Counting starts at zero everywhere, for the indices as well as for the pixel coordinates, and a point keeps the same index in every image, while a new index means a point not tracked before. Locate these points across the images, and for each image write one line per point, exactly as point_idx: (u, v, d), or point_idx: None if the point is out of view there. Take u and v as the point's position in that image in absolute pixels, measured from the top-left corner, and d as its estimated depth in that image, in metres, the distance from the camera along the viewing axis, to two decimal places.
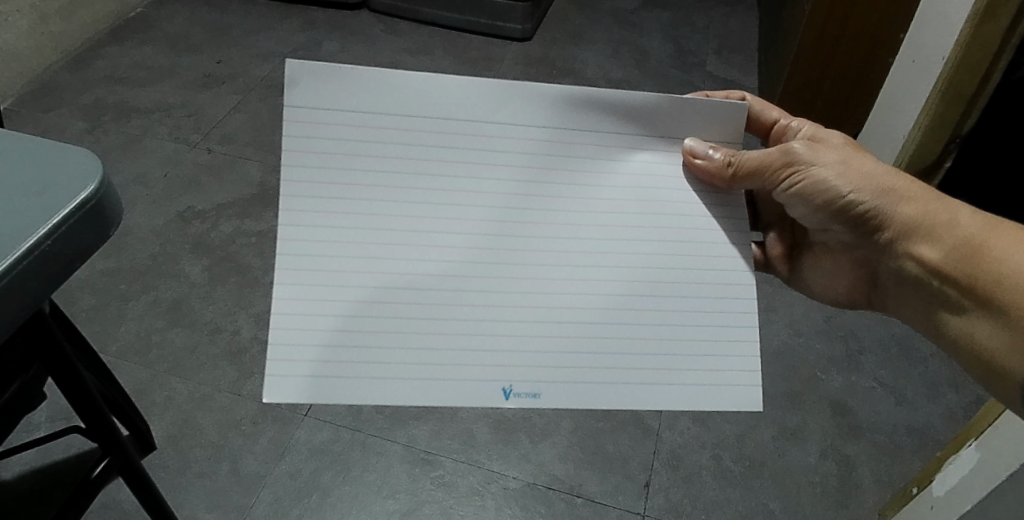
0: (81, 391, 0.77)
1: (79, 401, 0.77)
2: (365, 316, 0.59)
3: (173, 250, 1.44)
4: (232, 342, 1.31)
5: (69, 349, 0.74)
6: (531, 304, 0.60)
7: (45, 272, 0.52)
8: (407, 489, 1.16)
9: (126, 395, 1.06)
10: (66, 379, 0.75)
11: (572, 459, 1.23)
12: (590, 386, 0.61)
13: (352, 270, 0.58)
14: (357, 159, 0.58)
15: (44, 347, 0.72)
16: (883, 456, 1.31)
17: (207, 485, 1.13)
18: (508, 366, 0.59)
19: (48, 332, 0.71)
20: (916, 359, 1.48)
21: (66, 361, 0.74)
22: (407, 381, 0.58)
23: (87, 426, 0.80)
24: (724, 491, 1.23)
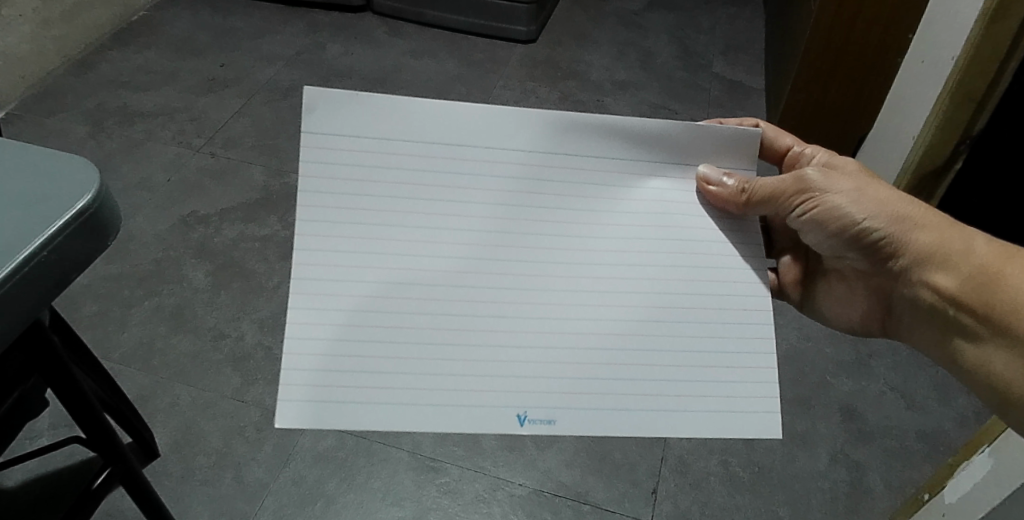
0: (81, 399, 0.76)
1: (79, 409, 0.76)
2: (368, 342, 0.57)
3: (176, 255, 1.44)
4: (236, 348, 1.30)
5: (67, 359, 0.73)
6: (540, 331, 0.59)
7: (41, 284, 0.51)
8: (412, 496, 1.15)
9: (129, 402, 1.05)
10: (65, 388, 0.74)
11: (578, 466, 1.21)
12: (605, 412, 0.59)
13: (360, 295, 0.57)
14: (371, 185, 0.57)
15: (42, 357, 0.71)
16: (894, 461, 1.29)
17: (211, 493, 1.12)
18: (517, 391, 0.58)
19: (44, 341, 0.70)
20: (928, 363, 1.46)
21: (64, 370, 0.73)
22: (421, 404, 0.57)
23: (87, 436, 0.79)
24: (732, 498, 1.22)
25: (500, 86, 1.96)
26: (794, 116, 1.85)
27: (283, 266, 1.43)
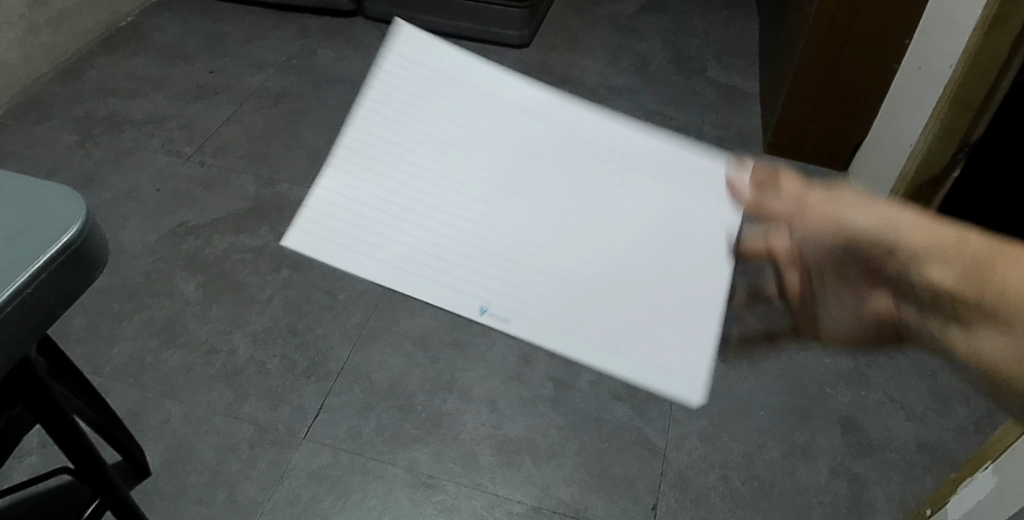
0: (67, 430, 0.73)
1: (65, 439, 0.73)
2: (414, 200, 0.44)
3: (167, 267, 1.41)
4: (228, 363, 1.27)
5: (52, 389, 0.70)
6: (622, 215, 0.46)
7: (28, 320, 0.50)
8: (409, 513, 1.13)
9: (121, 425, 1.03)
10: (50, 418, 0.72)
11: (577, 481, 1.20)
12: (696, 311, 0.43)
13: (412, 158, 0.46)
14: (451, 61, 0.49)
15: (25, 389, 0.68)
16: (895, 474, 1.29)
17: (203, 512, 1.10)
18: (584, 275, 0.44)
19: (28, 373, 0.67)
20: (927, 374, 1.45)
21: (49, 401, 0.70)
22: (465, 274, 0.42)
23: (75, 465, 0.77)
24: (733, 513, 1.20)
25: None
26: (789, 124, 1.84)
27: (275, 277, 1.41)
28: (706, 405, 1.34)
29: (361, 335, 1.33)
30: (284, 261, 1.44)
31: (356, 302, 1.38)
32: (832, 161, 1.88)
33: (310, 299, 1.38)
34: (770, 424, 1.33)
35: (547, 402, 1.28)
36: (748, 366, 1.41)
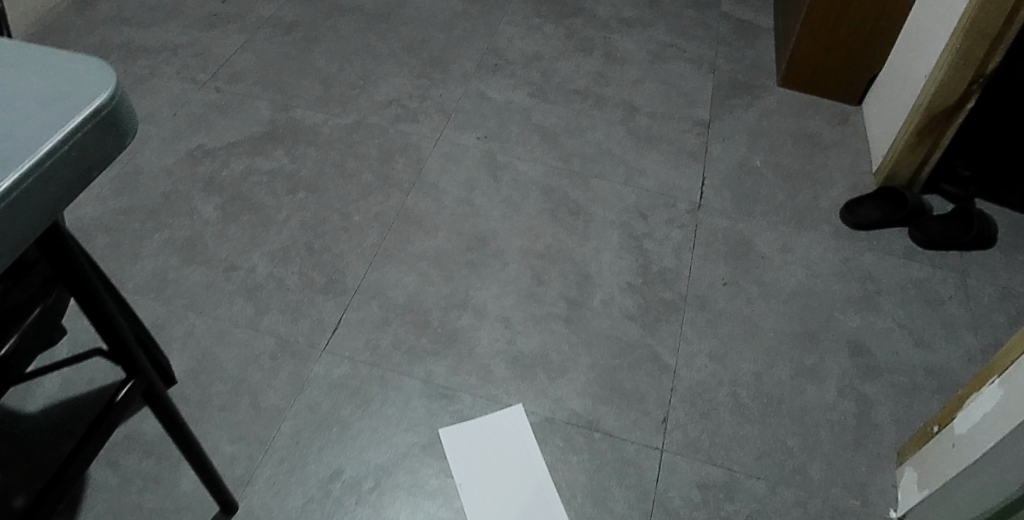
0: (98, 311, 0.75)
1: (96, 321, 0.76)
2: None
3: (184, 189, 1.42)
4: (248, 279, 1.30)
5: (86, 270, 0.72)
6: None
7: (64, 176, 0.54)
8: (426, 422, 1.16)
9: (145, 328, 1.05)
10: (84, 300, 0.74)
11: (590, 394, 1.23)
12: None
13: None
14: None
15: (60, 268, 0.70)
16: (902, 396, 1.31)
17: (229, 418, 1.14)
18: None
19: (62, 251, 0.69)
20: (936, 302, 1.47)
21: (83, 283, 0.72)
22: None
23: (108, 347, 0.79)
24: (741, 427, 1.24)
25: (506, 21, 1.93)
26: (803, 57, 1.82)
27: (292, 199, 1.42)
28: (716, 326, 1.36)
29: (377, 254, 1.35)
30: (300, 184, 1.45)
31: (371, 223, 1.40)
32: (845, 97, 1.86)
33: (326, 220, 1.39)
34: (779, 345, 1.36)
35: (559, 320, 1.31)
36: (759, 290, 1.43)
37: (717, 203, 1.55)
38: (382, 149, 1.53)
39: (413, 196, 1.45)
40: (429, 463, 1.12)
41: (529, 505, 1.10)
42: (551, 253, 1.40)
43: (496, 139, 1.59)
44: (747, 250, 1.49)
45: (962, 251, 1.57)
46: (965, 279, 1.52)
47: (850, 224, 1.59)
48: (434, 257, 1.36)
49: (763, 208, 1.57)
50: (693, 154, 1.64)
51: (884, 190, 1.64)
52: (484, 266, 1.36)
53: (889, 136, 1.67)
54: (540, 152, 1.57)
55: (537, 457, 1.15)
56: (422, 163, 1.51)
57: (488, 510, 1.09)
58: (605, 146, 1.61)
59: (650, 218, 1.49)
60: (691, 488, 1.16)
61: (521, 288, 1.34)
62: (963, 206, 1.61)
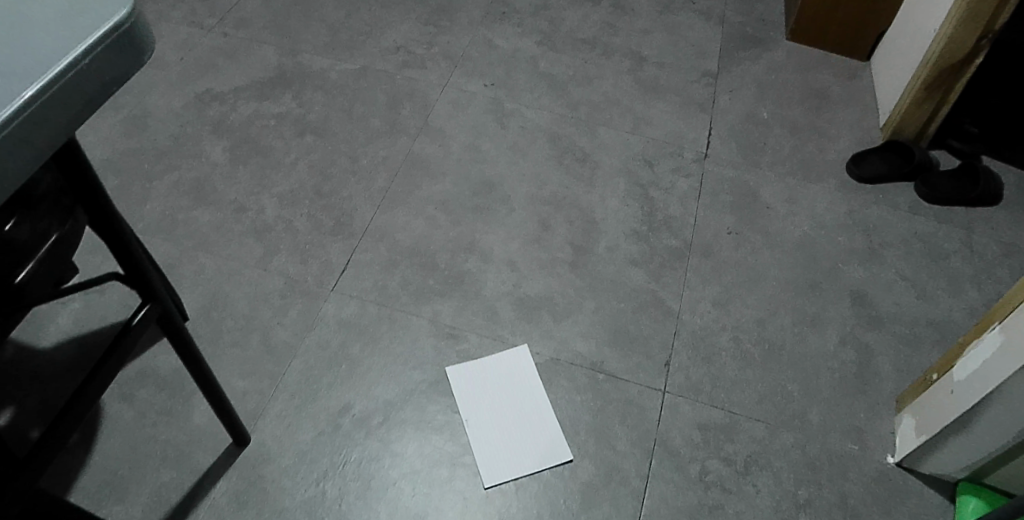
0: (114, 234, 0.76)
1: (112, 244, 0.77)
2: None
3: (193, 131, 1.43)
4: (257, 220, 1.31)
5: (104, 192, 0.74)
6: None
7: (83, 91, 0.54)
8: (434, 361, 1.18)
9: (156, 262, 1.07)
10: (100, 222, 0.75)
11: (595, 337, 1.25)
12: None
13: None
14: None
15: (78, 189, 0.71)
16: (903, 346, 1.33)
17: (241, 354, 1.16)
18: None
19: (80, 171, 0.70)
20: (939, 256, 1.48)
21: (100, 204, 0.73)
22: None
23: (123, 271, 0.80)
24: (743, 371, 1.26)
25: None
26: (813, 10, 1.78)
27: (300, 143, 1.43)
28: (720, 273, 1.37)
29: (385, 197, 1.36)
30: (308, 128, 1.45)
31: (379, 167, 1.40)
32: (854, 53, 1.83)
33: (334, 164, 1.40)
34: (782, 294, 1.37)
35: (565, 265, 1.32)
36: (764, 239, 1.44)
37: (723, 154, 1.55)
38: (389, 94, 1.53)
39: (421, 141, 1.46)
40: (437, 399, 1.15)
41: (533, 442, 1.13)
42: (558, 199, 1.40)
43: (504, 86, 1.58)
44: (753, 200, 1.49)
45: (968, 208, 1.56)
46: (969, 234, 1.52)
47: (855, 177, 1.58)
48: (441, 201, 1.37)
49: (770, 159, 1.57)
50: (701, 104, 1.64)
51: (891, 145, 1.63)
52: (490, 211, 1.37)
53: (897, 91, 1.65)
54: (547, 100, 1.57)
55: (542, 396, 1.17)
56: (430, 109, 1.51)
57: (493, 446, 1.12)
58: (613, 95, 1.61)
59: (656, 167, 1.49)
60: (692, 429, 1.18)
61: (527, 233, 1.35)
62: (970, 163, 1.60)
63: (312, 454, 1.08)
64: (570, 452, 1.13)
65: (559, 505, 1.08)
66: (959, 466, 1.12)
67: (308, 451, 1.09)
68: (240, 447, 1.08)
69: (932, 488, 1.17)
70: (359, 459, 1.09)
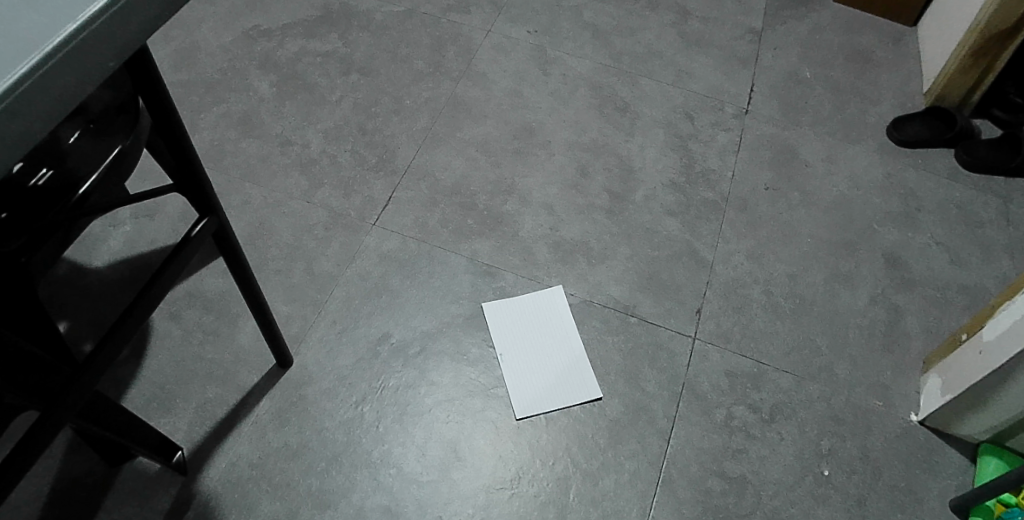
0: (181, 151, 0.79)
1: (178, 159, 0.80)
2: None
3: (241, 66, 1.45)
4: (302, 154, 1.34)
5: (174, 108, 0.76)
6: None
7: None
8: (471, 297, 1.22)
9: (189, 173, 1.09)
10: (169, 139, 0.77)
11: (628, 282, 1.27)
12: None
13: None
14: None
15: (151, 105, 0.73)
16: (933, 309, 1.32)
17: (284, 281, 1.20)
18: None
19: (153, 86, 0.72)
20: (974, 224, 1.44)
21: (171, 122, 0.76)
22: None
23: (185, 183, 0.83)
24: (773, 323, 1.27)
25: None
26: None
27: (345, 81, 1.45)
28: (755, 227, 1.37)
29: (426, 138, 1.38)
30: (353, 66, 1.47)
31: (421, 108, 1.42)
32: (901, 17, 1.77)
33: (378, 103, 1.42)
34: (816, 251, 1.37)
35: (602, 211, 1.34)
36: (801, 196, 1.43)
37: (764, 110, 1.55)
38: (433, 37, 1.54)
39: (463, 83, 1.47)
40: (472, 333, 1.19)
41: (564, 377, 1.16)
42: (598, 147, 1.42)
43: (547, 34, 1.58)
44: (791, 157, 1.48)
45: (1006, 178, 1.51)
46: (1007, 205, 1.47)
47: (895, 141, 1.54)
48: (481, 143, 1.39)
49: (811, 118, 1.56)
50: (744, 60, 1.63)
51: (932, 111, 1.58)
52: (530, 156, 1.39)
53: (942, 57, 1.60)
54: (591, 49, 1.57)
55: (574, 334, 1.20)
56: (473, 53, 1.52)
57: (525, 380, 1.15)
58: (656, 47, 1.61)
59: (697, 120, 1.50)
60: (720, 376, 1.20)
61: (565, 179, 1.37)
62: (1011, 132, 1.55)
63: (352, 378, 1.13)
64: (600, 390, 1.16)
65: (587, 439, 1.11)
66: (984, 426, 1.12)
67: (347, 375, 1.13)
68: (283, 369, 1.13)
69: (953, 448, 1.17)
70: (396, 385, 1.13)
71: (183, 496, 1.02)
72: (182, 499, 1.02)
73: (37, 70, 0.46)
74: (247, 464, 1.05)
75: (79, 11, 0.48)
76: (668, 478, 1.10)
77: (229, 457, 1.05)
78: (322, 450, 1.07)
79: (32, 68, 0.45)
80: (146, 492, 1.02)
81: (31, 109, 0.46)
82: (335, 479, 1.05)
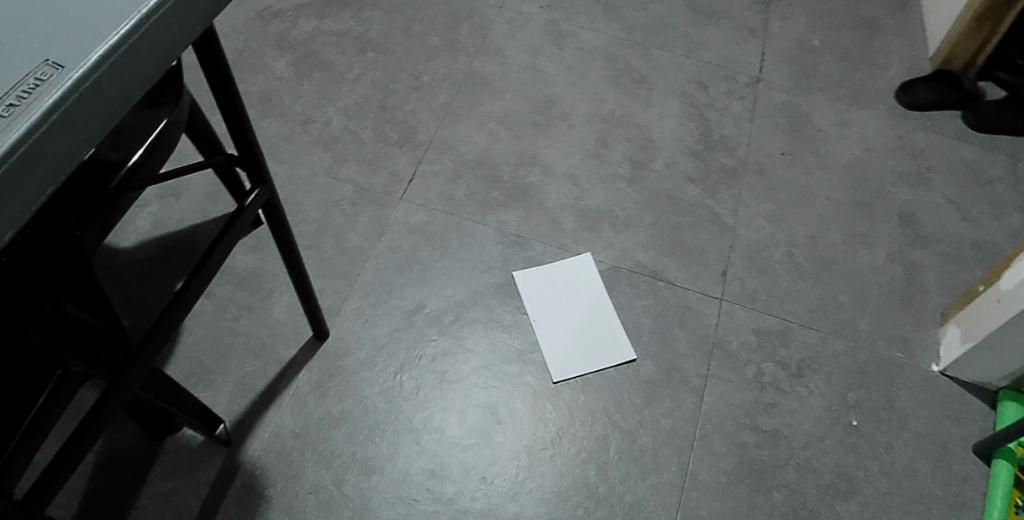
0: (237, 121, 0.80)
1: (234, 130, 0.81)
2: None
3: (256, 47, 1.45)
4: (324, 131, 1.35)
5: (232, 78, 0.77)
6: None
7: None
8: (501, 265, 1.24)
9: (214, 137, 1.11)
10: (227, 111, 0.79)
11: (653, 248, 1.28)
12: None
13: None
14: None
15: (213, 77, 0.74)
16: (949, 265, 1.34)
17: (315, 256, 1.21)
18: None
19: (215, 59, 0.73)
20: (984, 182, 1.47)
21: (230, 92, 0.77)
22: None
23: (239, 154, 0.84)
24: (796, 283, 1.29)
25: None
26: None
27: (362, 59, 1.45)
28: (773, 191, 1.39)
29: (447, 113, 1.39)
30: (368, 45, 1.48)
31: (440, 83, 1.43)
32: None
33: (396, 80, 1.43)
34: (833, 213, 1.39)
35: (624, 180, 1.35)
36: (816, 160, 1.45)
37: (775, 78, 1.57)
38: (446, 14, 1.55)
39: (479, 59, 1.48)
40: (505, 301, 1.20)
41: (597, 341, 1.18)
42: (616, 118, 1.43)
43: (558, 8, 1.60)
44: (804, 123, 1.51)
45: (1012, 137, 1.54)
46: (1016, 163, 1.50)
47: (904, 105, 1.57)
48: (502, 117, 1.40)
49: (821, 84, 1.58)
50: (753, 30, 1.65)
51: (939, 74, 1.60)
52: (550, 127, 1.40)
53: (947, 20, 1.63)
54: (602, 22, 1.59)
55: (605, 299, 1.22)
56: (488, 29, 1.53)
57: (560, 344, 1.17)
58: (666, 19, 1.62)
59: (710, 89, 1.52)
60: (749, 334, 1.22)
61: (586, 149, 1.38)
62: (1017, 91, 1.57)
63: (389, 348, 1.14)
64: (634, 351, 1.18)
65: (623, 399, 1.13)
66: (1002, 373, 1.15)
67: (384, 345, 1.14)
68: (319, 340, 1.14)
69: (976, 397, 1.20)
70: (433, 354, 1.15)
71: (229, 467, 1.03)
72: (228, 470, 1.03)
73: (135, 32, 0.49)
74: (290, 434, 1.06)
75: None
76: (703, 434, 1.12)
77: (273, 427, 1.07)
78: (364, 418, 1.09)
79: (130, 30, 0.49)
80: (193, 464, 1.03)
81: (130, 68, 0.50)
82: (378, 446, 1.07)
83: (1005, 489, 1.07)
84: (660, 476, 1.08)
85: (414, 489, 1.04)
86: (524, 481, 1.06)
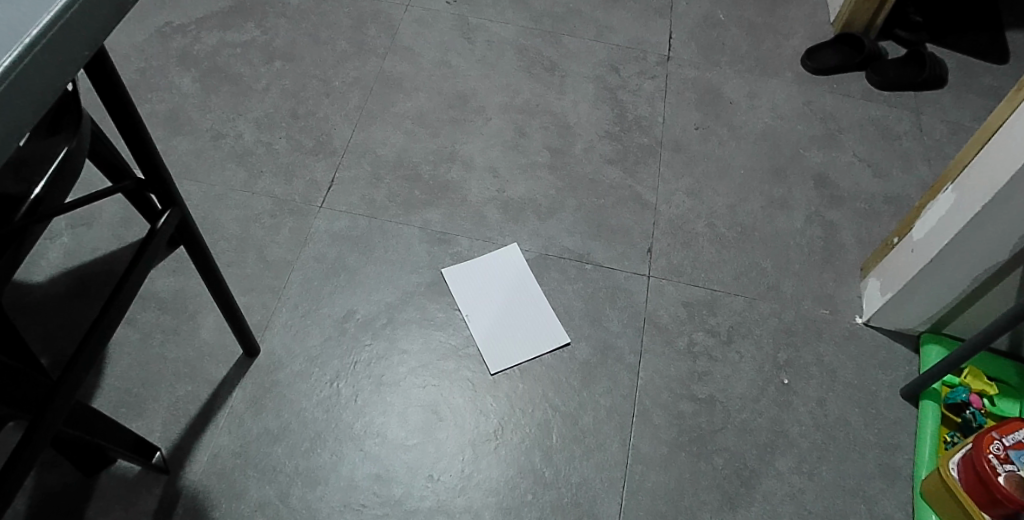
0: (140, 143, 0.78)
1: (138, 153, 0.79)
2: None
3: (158, 64, 1.42)
4: (237, 146, 1.33)
5: (130, 101, 0.75)
6: None
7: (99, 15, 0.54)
8: (429, 264, 1.24)
9: (123, 161, 1.08)
10: (130, 135, 0.77)
11: (579, 232, 1.30)
12: None
13: None
14: None
15: (110, 102, 0.73)
16: (863, 221, 1.40)
17: (239, 273, 1.19)
18: None
19: (112, 84, 0.72)
20: (891, 137, 1.52)
21: (129, 115, 0.75)
22: None
23: (145, 177, 0.82)
24: (719, 252, 1.32)
25: None
26: None
27: (269, 70, 1.44)
28: (691, 165, 1.43)
29: (362, 116, 1.39)
30: (275, 54, 1.46)
31: (351, 88, 1.43)
32: None
33: (306, 87, 1.42)
34: (750, 180, 1.43)
35: (545, 168, 1.37)
36: (729, 131, 1.49)
37: (684, 54, 1.60)
38: (353, 17, 1.54)
39: (389, 59, 1.48)
40: (436, 299, 1.21)
41: (532, 328, 1.19)
42: (531, 107, 1.45)
43: (465, 2, 1.60)
44: (715, 96, 1.54)
45: (915, 92, 1.61)
46: (919, 117, 1.56)
47: (810, 70, 1.62)
48: (417, 116, 1.40)
49: (728, 57, 1.62)
50: (659, 9, 1.68)
51: (841, 38, 1.66)
52: (467, 122, 1.41)
53: None
54: (511, 13, 1.60)
55: (535, 286, 1.24)
56: (396, 29, 1.53)
57: (495, 336, 1.18)
58: (573, 5, 1.64)
59: (622, 71, 1.54)
60: (678, 307, 1.25)
61: (504, 139, 1.39)
62: (914, 48, 1.64)
63: (323, 357, 1.14)
64: (568, 334, 1.20)
65: (562, 383, 1.15)
66: (921, 318, 1.21)
67: (318, 355, 1.14)
68: (250, 358, 1.13)
69: (898, 343, 1.25)
70: (368, 359, 1.14)
71: (169, 495, 1.01)
72: (168, 498, 1.01)
73: (23, 60, 0.48)
74: (230, 454, 1.05)
75: (51, 3, 0.51)
76: (642, 408, 1.14)
77: (211, 449, 1.05)
78: (305, 430, 1.08)
79: (13, 62, 0.48)
80: (130, 497, 1.00)
81: (16, 98, 0.48)
82: (322, 456, 1.06)
83: (933, 427, 1.14)
84: (605, 453, 1.10)
85: (362, 494, 1.04)
86: (471, 474, 1.07)
